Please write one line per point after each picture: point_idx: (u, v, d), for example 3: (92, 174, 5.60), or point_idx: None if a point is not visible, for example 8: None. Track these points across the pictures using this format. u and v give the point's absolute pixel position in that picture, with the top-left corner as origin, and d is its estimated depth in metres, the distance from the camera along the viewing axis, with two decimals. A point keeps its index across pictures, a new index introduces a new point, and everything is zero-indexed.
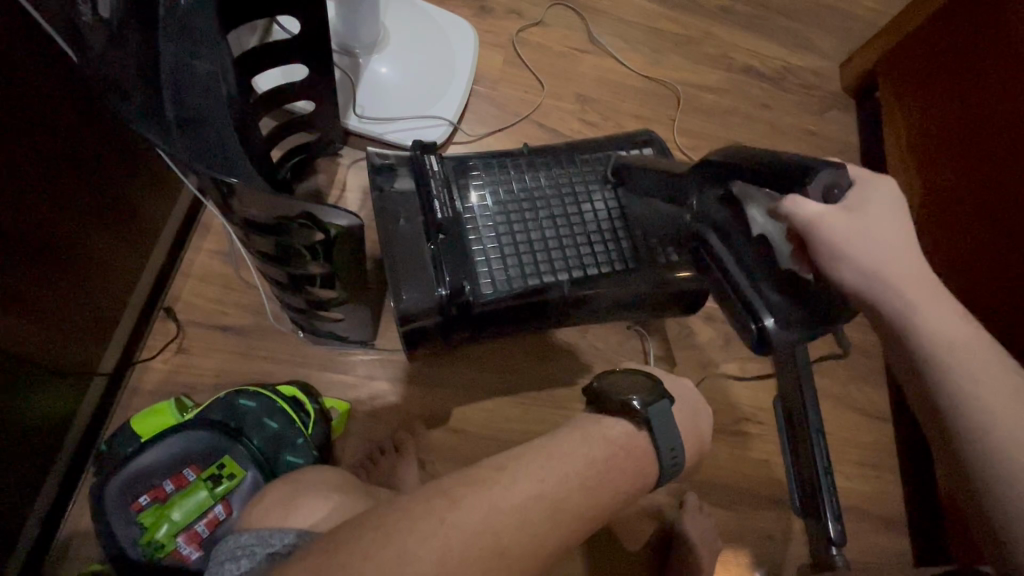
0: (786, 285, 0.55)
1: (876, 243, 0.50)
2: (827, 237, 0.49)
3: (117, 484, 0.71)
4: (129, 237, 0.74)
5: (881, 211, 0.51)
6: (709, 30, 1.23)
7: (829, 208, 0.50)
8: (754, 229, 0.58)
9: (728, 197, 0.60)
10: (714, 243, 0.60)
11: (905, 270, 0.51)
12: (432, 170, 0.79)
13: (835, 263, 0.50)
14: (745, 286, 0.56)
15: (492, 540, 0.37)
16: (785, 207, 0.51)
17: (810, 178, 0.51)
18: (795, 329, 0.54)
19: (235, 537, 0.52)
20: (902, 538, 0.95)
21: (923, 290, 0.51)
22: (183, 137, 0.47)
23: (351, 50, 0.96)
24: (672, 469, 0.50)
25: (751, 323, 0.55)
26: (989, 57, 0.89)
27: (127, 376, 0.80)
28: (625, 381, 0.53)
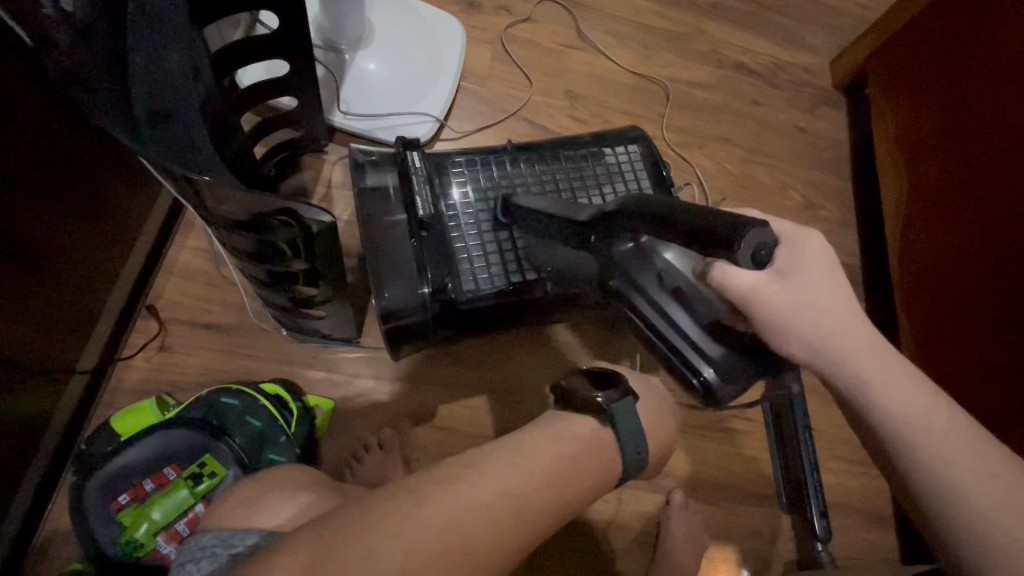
0: (722, 336, 0.52)
1: (814, 314, 0.51)
2: (764, 311, 0.50)
3: (95, 482, 0.71)
4: (109, 235, 0.74)
5: (814, 275, 0.52)
6: (700, 26, 1.22)
7: (761, 278, 0.50)
8: (668, 281, 0.55)
9: (636, 245, 0.57)
10: (634, 295, 0.55)
11: (849, 340, 0.52)
12: (415, 167, 0.78)
13: (779, 335, 0.51)
14: (680, 343, 0.52)
15: (458, 539, 0.37)
16: (716, 275, 0.51)
17: (737, 242, 0.42)
18: (739, 381, 0.51)
19: (198, 538, 0.52)
20: (889, 534, 0.95)
21: (870, 358, 0.53)
22: (153, 136, 0.47)
23: (336, 46, 0.95)
24: (638, 464, 0.49)
25: (695, 380, 0.51)
26: (976, 52, 0.88)
27: (108, 374, 0.80)
28: (590, 377, 0.51)
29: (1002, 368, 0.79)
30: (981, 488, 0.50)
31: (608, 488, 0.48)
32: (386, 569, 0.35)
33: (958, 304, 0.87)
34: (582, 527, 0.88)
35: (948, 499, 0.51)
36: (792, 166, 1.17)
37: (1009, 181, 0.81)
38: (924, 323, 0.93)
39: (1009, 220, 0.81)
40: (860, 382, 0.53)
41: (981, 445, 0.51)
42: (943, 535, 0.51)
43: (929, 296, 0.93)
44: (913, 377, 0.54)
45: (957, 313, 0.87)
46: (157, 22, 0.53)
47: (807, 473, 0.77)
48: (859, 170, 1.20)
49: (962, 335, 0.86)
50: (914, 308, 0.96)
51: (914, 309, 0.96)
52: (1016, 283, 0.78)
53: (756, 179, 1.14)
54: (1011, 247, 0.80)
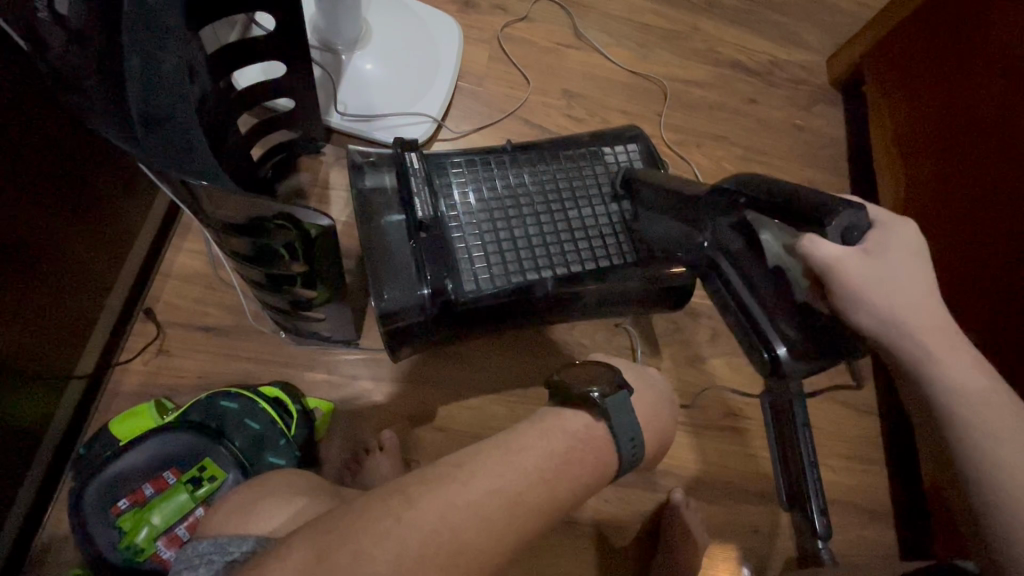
0: (799, 316, 0.62)
1: (894, 291, 0.53)
2: (844, 280, 0.52)
3: (95, 487, 0.71)
4: (105, 238, 0.74)
5: (899, 253, 0.54)
6: (697, 24, 1.22)
7: (848, 251, 0.53)
8: (771, 258, 0.63)
9: (741, 223, 0.65)
10: (727, 269, 0.67)
11: (926, 320, 0.54)
12: (414, 168, 0.77)
13: (851, 306, 0.54)
14: (761, 318, 0.63)
15: (450, 539, 0.37)
16: (804, 247, 0.54)
17: (836, 214, 0.53)
18: (806, 359, 0.61)
19: (193, 545, 0.51)
20: (888, 530, 0.96)
21: (941, 339, 0.54)
22: (149, 139, 0.47)
23: (333, 47, 0.95)
24: (633, 458, 0.49)
25: (767, 352, 0.62)
26: (972, 49, 0.89)
27: (106, 378, 0.80)
28: (587, 373, 0.53)
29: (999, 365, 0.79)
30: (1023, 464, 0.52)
31: (603, 484, 0.49)
32: (376, 570, 0.35)
33: (957, 301, 0.87)
34: (583, 525, 0.88)
35: (985, 464, 0.53)
36: (790, 164, 1.17)
37: (1005, 178, 0.81)
38: None
39: (1006, 217, 0.81)
40: (930, 361, 0.54)
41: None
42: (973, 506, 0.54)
43: None
44: (977, 360, 0.55)
45: (953, 310, 0.88)
46: (151, 21, 0.52)
47: (805, 465, 0.77)
48: (856, 168, 1.20)
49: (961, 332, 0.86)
50: None
51: None
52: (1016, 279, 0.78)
53: None
54: (1010, 243, 0.80)
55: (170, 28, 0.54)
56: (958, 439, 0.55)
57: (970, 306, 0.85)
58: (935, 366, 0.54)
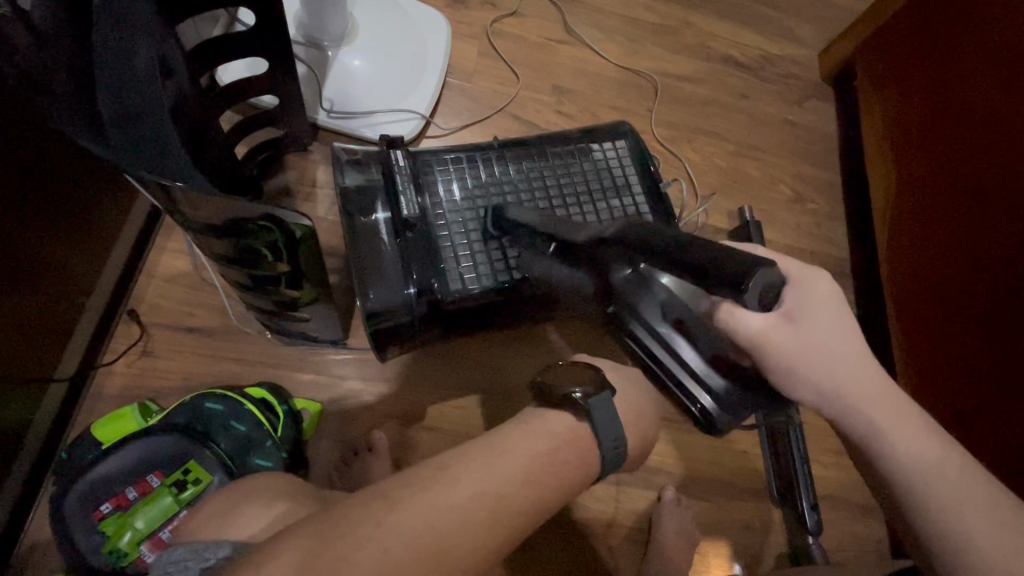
0: (725, 370, 0.51)
1: (824, 362, 0.49)
2: (770, 355, 0.48)
3: (77, 492, 0.70)
4: (84, 239, 0.72)
5: (823, 317, 0.49)
6: (688, 19, 1.22)
7: (773, 320, 0.47)
8: (670, 312, 0.52)
9: (634, 272, 0.54)
10: (632, 324, 0.53)
11: (868, 390, 0.50)
12: (399, 165, 0.77)
13: (785, 382, 0.49)
14: (681, 373, 0.51)
15: (432, 543, 0.37)
16: (723, 318, 0.48)
17: (748, 281, 0.40)
18: (742, 416, 0.51)
19: (170, 551, 0.50)
20: (879, 527, 0.96)
21: (886, 409, 0.50)
22: (120, 139, 0.46)
23: (319, 43, 0.94)
24: (615, 459, 0.49)
25: (693, 408, 0.51)
26: (964, 43, 0.88)
27: (90, 380, 0.79)
28: (569, 371, 0.52)
29: (991, 360, 0.79)
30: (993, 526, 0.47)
31: (587, 484, 0.48)
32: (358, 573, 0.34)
33: (948, 296, 0.87)
34: (573, 523, 0.88)
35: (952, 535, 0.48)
36: (781, 160, 1.17)
37: (995, 175, 0.81)
38: (913, 316, 0.93)
39: (993, 213, 0.81)
40: (877, 434, 0.50)
41: (1003, 501, 0.49)
42: (943, 575, 0.49)
43: (918, 288, 0.93)
44: (932, 428, 0.51)
45: (945, 306, 0.87)
46: (123, 17, 0.51)
47: (795, 462, 0.78)
48: (848, 163, 1.20)
49: (952, 327, 0.86)
50: (902, 301, 0.96)
51: (902, 302, 0.96)
52: (1007, 274, 0.78)
53: (744, 174, 1.14)
54: (1001, 238, 0.79)
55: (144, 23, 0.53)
56: (919, 509, 0.50)
57: (961, 301, 0.85)
58: (885, 438, 0.50)
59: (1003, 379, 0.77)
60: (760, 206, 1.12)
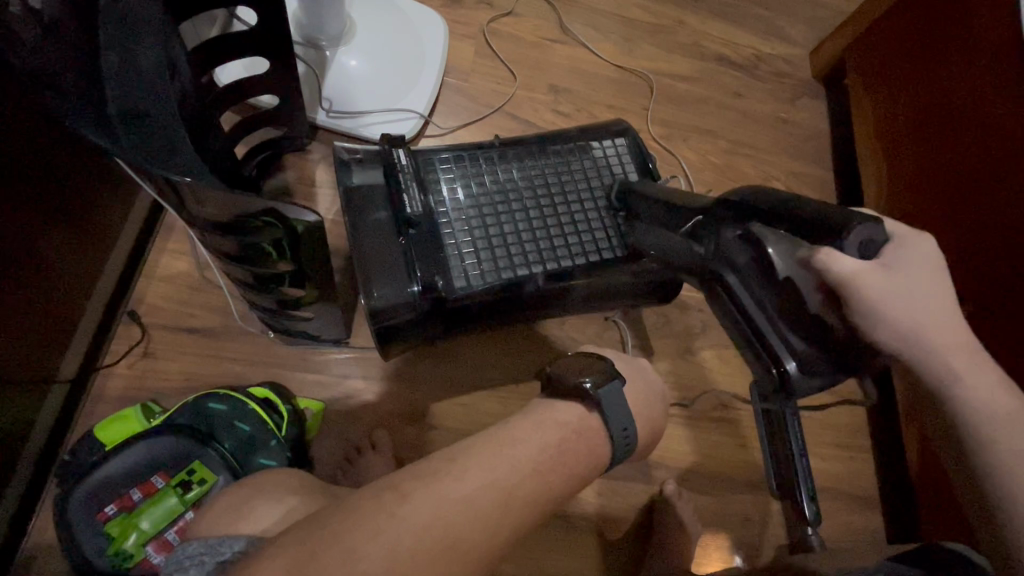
0: (809, 332, 0.56)
1: (918, 309, 0.52)
2: (862, 295, 0.51)
3: (81, 493, 0.70)
4: (84, 239, 0.72)
5: (920, 268, 0.53)
6: (682, 19, 1.23)
7: (867, 266, 0.51)
8: (782, 270, 0.57)
9: (746, 234, 0.58)
10: (730, 280, 0.59)
11: (950, 339, 0.54)
12: (401, 165, 0.78)
13: (871, 321, 0.52)
14: (766, 324, 0.57)
15: (442, 534, 0.37)
16: (819, 262, 0.51)
17: (848, 233, 0.49)
18: (821, 375, 0.56)
19: (184, 547, 0.50)
20: (875, 517, 0.97)
21: (964, 358, 0.54)
22: (129, 134, 0.46)
23: (316, 42, 0.94)
24: (624, 449, 0.50)
25: (774, 369, 0.57)
26: (953, 40, 0.89)
27: (90, 382, 0.78)
28: (577, 363, 0.52)
29: (986, 351, 0.81)
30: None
31: (596, 476, 0.49)
32: (368, 568, 0.35)
33: None
34: (576, 519, 0.88)
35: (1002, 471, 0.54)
36: (775, 158, 1.18)
37: (984, 168, 0.83)
38: None
39: (984, 206, 0.82)
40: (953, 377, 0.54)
41: None
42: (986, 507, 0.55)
43: None
44: (997, 379, 0.55)
45: None
46: (127, 14, 0.51)
47: (793, 452, 0.78)
48: (840, 160, 1.21)
49: None
50: None
51: None
52: (1000, 266, 0.80)
53: (740, 171, 1.15)
54: (993, 229, 0.81)
55: (145, 21, 0.53)
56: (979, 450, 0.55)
57: (955, 294, 0.86)
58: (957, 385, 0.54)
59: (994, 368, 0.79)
60: None
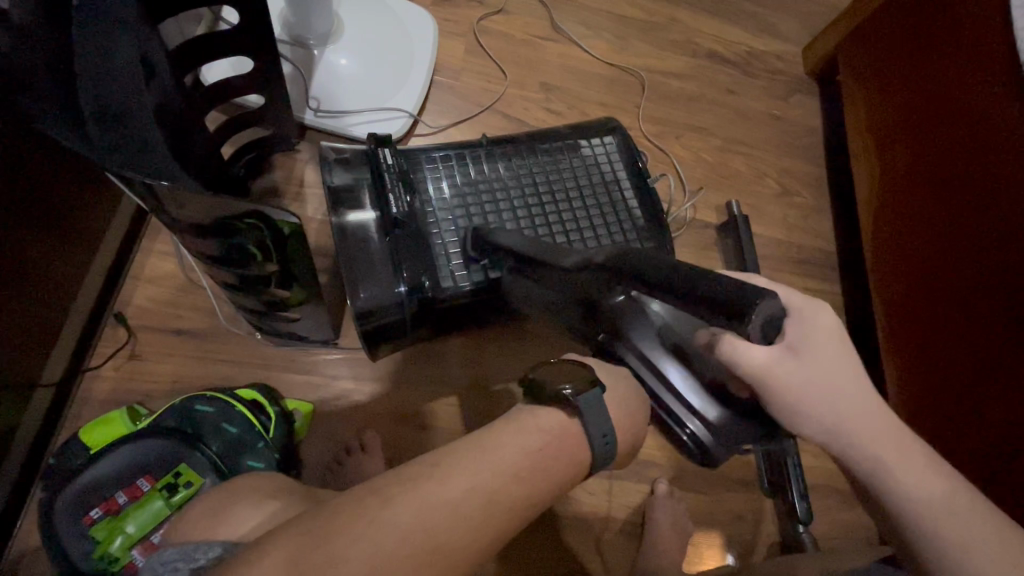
0: (719, 398, 0.51)
1: (833, 399, 0.49)
2: (774, 388, 0.47)
3: (66, 497, 0.70)
4: (68, 242, 0.72)
5: (828, 349, 0.49)
6: (674, 16, 1.22)
7: (776, 354, 0.47)
8: (672, 338, 0.53)
9: (629, 299, 0.55)
10: (623, 351, 0.54)
11: (877, 427, 0.50)
12: (387, 164, 0.77)
13: (794, 417, 0.48)
14: (674, 398, 0.52)
15: (423, 541, 0.37)
16: (726, 348, 0.48)
17: (751, 314, 0.38)
18: (732, 439, 0.51)
19: (160, 553, 0.50)
20: (867, 514, 0.97)
21: (896, 445, 0.50)
22: (102, 136, 0.45)
23: (304, 42, 0.93)
24: (605, 456, 0.47)
25: (683, 435, 0.52)
26: (945, 36, 0.89)
27: (76, 385, 0.78)
28: (557, 368, 0.50)
29: (978, 348, 0.80)
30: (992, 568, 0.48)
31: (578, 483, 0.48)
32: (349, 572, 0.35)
33: (934, 283, 0.88)
34: (566, 518, 0.88)
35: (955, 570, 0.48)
36: (768, 155, 1.18)
37: (974, 165, 0.82)
38: (901, 308, 0.95)
39: (975, 203, 0.82)
40: (882, 468, 0.50)
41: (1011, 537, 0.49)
42: None
43: (904, 279, 0.94)
44: (932, 460, 0.51)
45: (931, 296, 0.89)
46: (105, 16, 0.50)
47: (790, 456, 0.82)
48: (833, 157, 1.21)
49: (939, 317, 0.87)
50: (891, 290, 0.97)
51: (890, 294, 0.97)
52: (992, 263, 0.79)
53: (732, 168, 1.15)
54: (984, 226, 0.80)
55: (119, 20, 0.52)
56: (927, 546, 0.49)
57: (946, 291, 0.86)
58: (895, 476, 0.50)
59: (984, 366, 0.79)
60: (748, 200, 1.14)
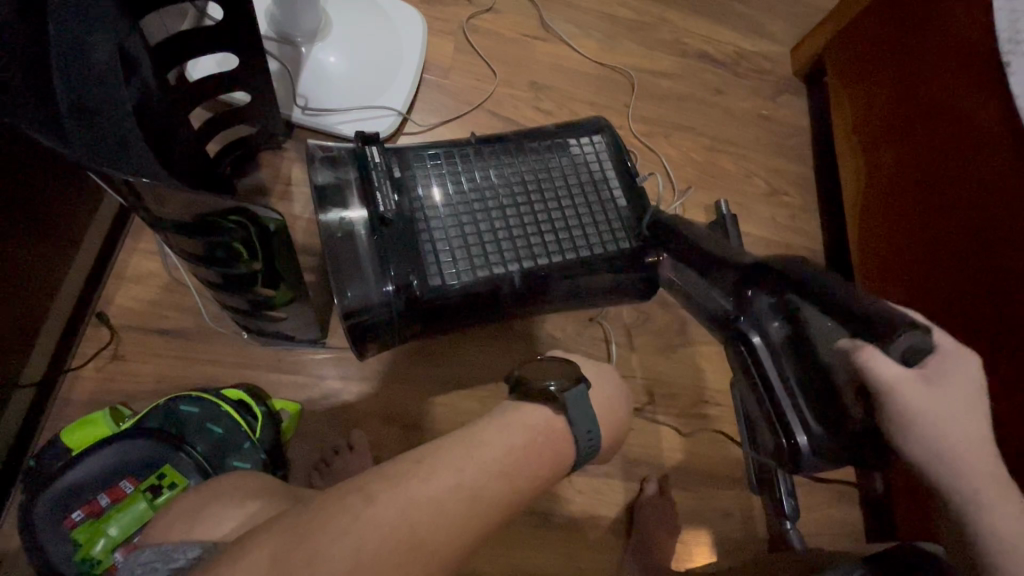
0: (826, 414, 0.59)
1: (949, 425, 0.51)
2: (897, 402, 0.51)
3: (46, 500, 0.68)
4: (48, 240, 0.70)
5: (962, 386, 0.52)
6: (663, 15, 1.23)
7: (907, 374, 0.51)
8: (820, 354, 0.60)
9: (779, 303, 0.64)
10: (756, 342, 0.64)
11: (983, 465, 0.52)
12: (374, 163, 0.77)
13: (905, 436, 0.52)
14: (790, 408, 0.61)
15: (404, 536, 0.37)
16: (862, 359, 0.52)
17: (896, 337, 0.50)
18: (828, 459, 0.58)
19: (136, 555, 0.49)
20: (854, 510, 0.99)
21: (997, 492, 0.52)
22: (80, 132, 0.44)
23: (291, 38, 0.92)
24: (587, 452, 0.50)
25: (785, 439, 0.60)
26: (930, 38, 0.90)
27: (56, 386, 0.77)
28: (544, 365, 0.52)
29: None
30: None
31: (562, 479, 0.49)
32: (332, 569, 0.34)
33: (919, 282, 0.89)
34: (557, 517, 0.88)
35: None
36: (756, 154, 1.18)
37: (960, 165, 0.83)
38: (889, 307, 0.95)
39: (960, 201, 0.83)
40: (975, 501, 0.52)
41: None
42: None
43: (891, 279, 0.96)
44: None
45: (914, 294, 0.90)
46: (84, 11, 0.49)
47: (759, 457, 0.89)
48: (819, 157, 1.22)
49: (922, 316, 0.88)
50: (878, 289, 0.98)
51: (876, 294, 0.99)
52: (974, 261, 0.80)
53: (721, 168, 1.15)
54: (971, 224, 0.81)
55: (97, 15, 0.51)
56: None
57: (930, 290, 0.87)
58: (989, 519, 0.52)
59: None
60: (735, 199, 1.14)
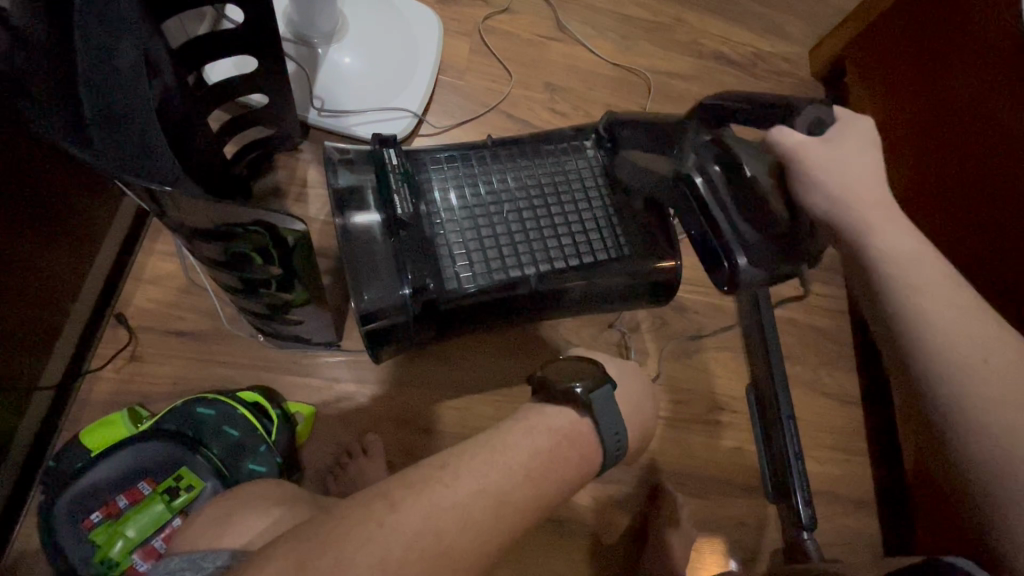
0: (763, 226, 0.60)
1: (846, 165, 0.54)
2: (803, 161, 0.55)
3: (66, 501, 0.69)
4: (70, 243, 0.71)
5: (862, 143, 0.56)
6: (679, 16, 1.21)
7: (814, 139, 0.55)
8: (749, 171, 0.61)
9: (712, 135, 0.65)
10: (695, 177, 0.63)
11: (876, 195, 0.55)
12: (392, 164, 0.77)
13: (809, 188, 0.55)
14: (724, 225, 0.61)
15: (429, 543, 0.37)
16: (773, 136, 0.57)
17: (795, 113, 0.59)
18: (766, 267, 0.60)
19: (167, 561, 0.49)
20: (871, 521, 0.97)
21: (883, 214, 0.54)
22: (107, 140, 0.45)
23: (308, 40, 0.93)
24: (617, 452, 0.50)
25: (727, 262, 0.60)
26: (957, 40, 0.87)
27: (76, 387, 0.77)
28: (569, 367, 0.53)
29: None
30: (1008, 389, 0.49)
31: (583, 486, 0.48)
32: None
33: None
34: (570, 523, 0.87)
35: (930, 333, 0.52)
36: None
37: (985, 172, 0.82)
38: None
39: (985, 210, 0.81)
40: (867, 226, 0.54)
41: (971, 307, 0.53)
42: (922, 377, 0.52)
43: None
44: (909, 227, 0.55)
45: None
46: (109, 19, 0.50)
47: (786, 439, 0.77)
48: None
49: None
50: None
51: None
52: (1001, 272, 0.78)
53: None
54: (996, 233, 0.79)
55: (121, 19, 0.51)
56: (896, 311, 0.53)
57: None
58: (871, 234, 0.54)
59: None
60: None
